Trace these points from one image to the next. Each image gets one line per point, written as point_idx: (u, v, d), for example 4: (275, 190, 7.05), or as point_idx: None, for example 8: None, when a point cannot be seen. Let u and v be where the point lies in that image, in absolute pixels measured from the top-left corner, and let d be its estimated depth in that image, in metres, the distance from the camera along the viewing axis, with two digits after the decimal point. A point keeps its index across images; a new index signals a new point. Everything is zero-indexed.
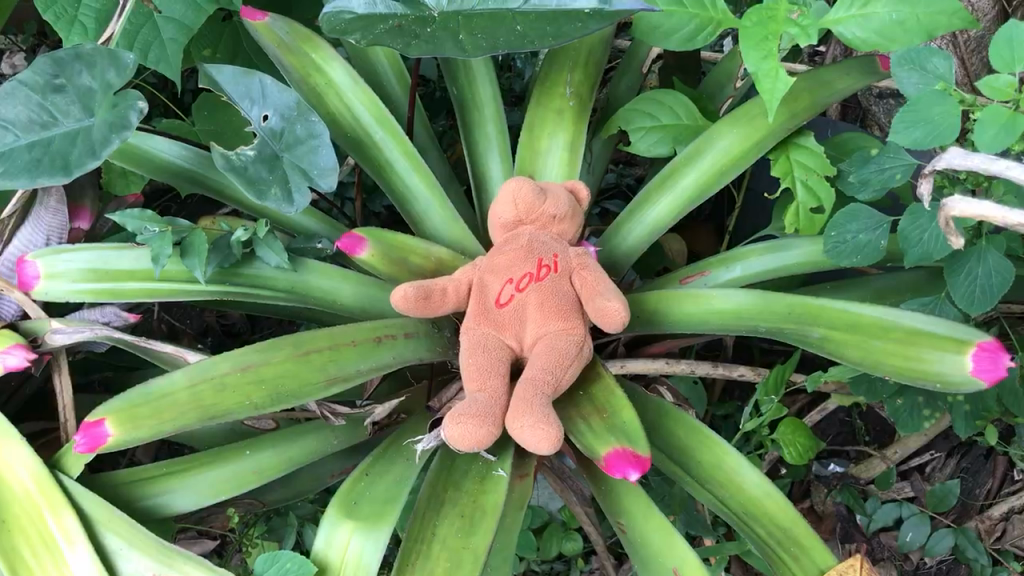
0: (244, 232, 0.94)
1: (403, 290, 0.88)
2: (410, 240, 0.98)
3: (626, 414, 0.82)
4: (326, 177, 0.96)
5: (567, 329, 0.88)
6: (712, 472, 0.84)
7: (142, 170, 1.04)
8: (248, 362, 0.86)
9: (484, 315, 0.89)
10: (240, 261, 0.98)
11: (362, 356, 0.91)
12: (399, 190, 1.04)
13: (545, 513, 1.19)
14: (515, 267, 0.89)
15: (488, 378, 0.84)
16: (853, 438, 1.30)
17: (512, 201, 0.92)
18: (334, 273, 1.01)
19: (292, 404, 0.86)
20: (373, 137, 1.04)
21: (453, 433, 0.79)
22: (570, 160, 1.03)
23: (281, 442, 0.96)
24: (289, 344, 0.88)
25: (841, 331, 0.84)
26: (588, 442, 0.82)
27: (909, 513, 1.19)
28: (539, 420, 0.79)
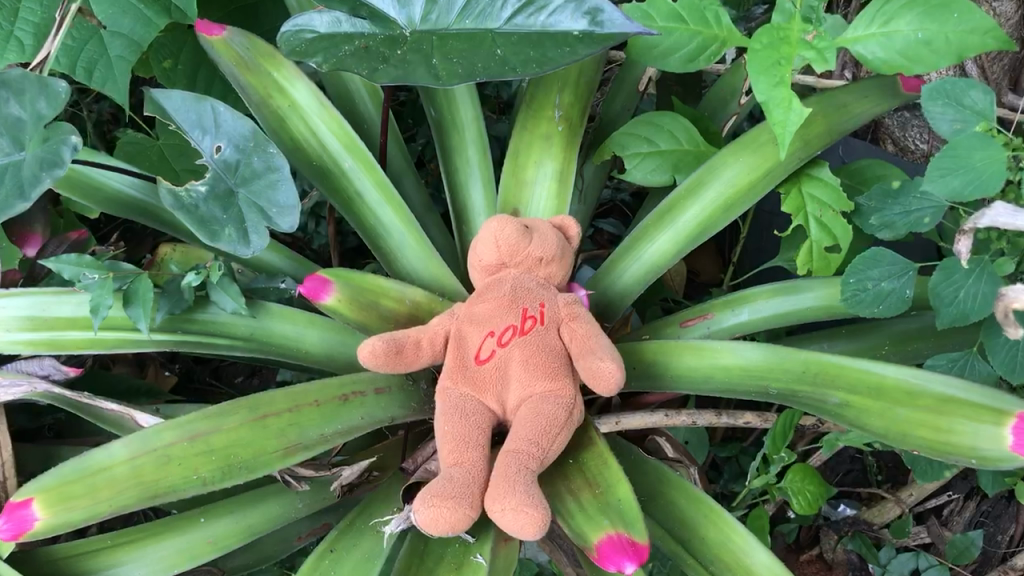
0: (195, 276, 0.85)
1: (371, 345, 0.79)
2: (381, 281, 0.88)
3: (620, 490, 0.73)
4: (286, 216, 0.86)
5: (555, 390, 0.79)
6: (716, 551, 0.76)
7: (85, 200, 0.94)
8: (196, 431, 0.77)
9: (461, 373, 0.80)
10: (193, 306, 0.89)
11: (327, 419, 0.82)
12: (370, 223, 0.95)
13: (534, 566, 1.10)
14: (496, 319, 0.80)
15: (464, 449, 0.75)
16: (864, 478, 1.21)
17: (493, 243, 0.82)
18: (297, 318, 0.91)
19: (245, 477, 0.77)
20: (342, 165, 0.94)
21: (425, 517, 0.69)
22: (559, 191, 0.93)
23: (240, 508, 0.87)
24: (243, 407, 0.79)
25: (862, 395, 0.76)
26: (577, 523, 0.73)
27: (927, 565, 1.09)
28: (521, 502, 0.69)
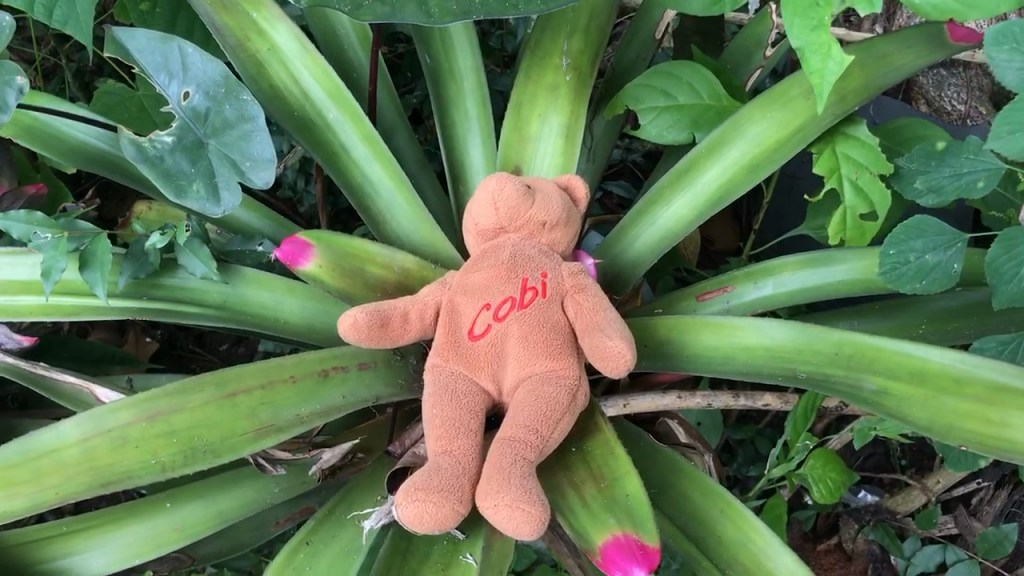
0: (160, 237, 0.77)
1: (352, 317, 0.70)
2: (367, 246, 0.80)
3: (629, 484, 0.65)
4: (259, 170, 0.78)
5: (557, 371, 0.70)
6: (734, 553, 0.68)
7: (51, 155, 0.85)
8: (155, 409, 0.69)
9: (453, 350, 0.72)
10: (160, 269, 0.81)
11: (304, 398, 0.74)
12: (356, 180, 0.86)
13: (533, 553, 1.03)
14: (493, 290, 0.72)
15: (454, 436, 0.66)
16: (887, 463, 1.14)
17: (490, 204, 0.73)
18: (274, 284, 0.83)
19: (210, 462, 0.69)
20: (326, 117, 0.85)
21: (407, 512, 0.61)
22: (567, 148, 0.85)
23: (210, 492, 0.80)
24: (210, 383, 0.71)
25: (903, 381, 0.68)
26: (578, 521, 0.65)
27: (955, 559, 1.01)
28: (517, 498, 0.61)
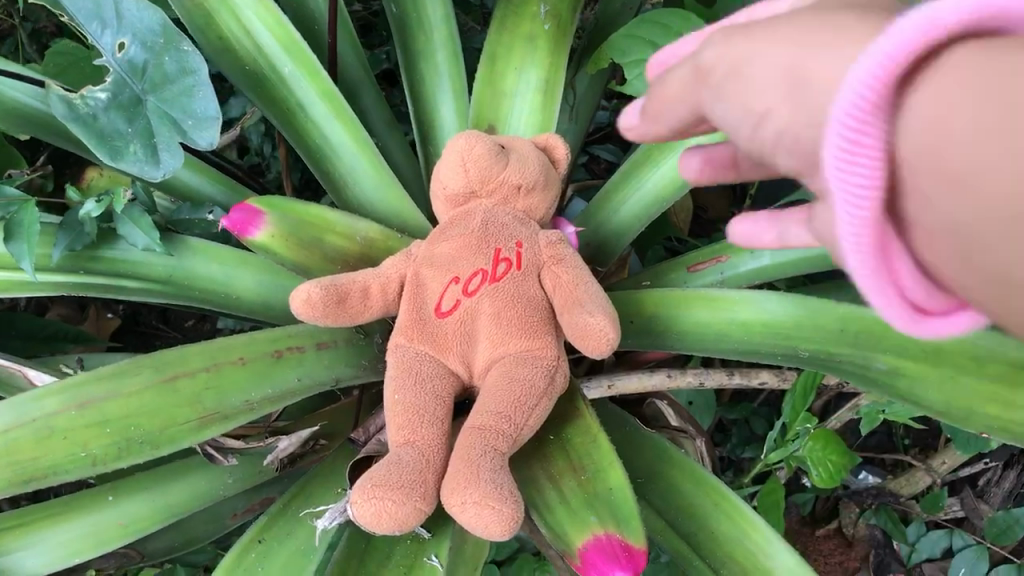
0: (95, 206, 0.70)
1: (306, 293, 0.63)
2: (325, 213, 0.73)
3: (612, 476, 0.59)
4: (204, 129, 0.71)
5: (533, 351, 0.64)
6: (729, 551, 0.62)
7: None
8: (86, 397, 0.62)
9: (419, 328, 0.65)
10: (98, 240, 0.74)
11: (255, 381, 0.67)
12: (315, 141, 0.78)
13: (513, 542, 0.96)
14: (463, 262, 0.65)
15: (418, 425, 0.60)
16: (890, 443, 1.08)
17: (459, 166, 0.66)
18: (225, 256, 0.76)
19: (148, 455, 0.62)
20: (281, 72, 0.77)
21: (364, 512, 0.54)
22: (546, 105, 0.77)
23: (161, 483, 0.72)
24: (147, 366, 0.64)
25: (916, 361, 0.62)
26: (555, 518, 0.59)
27: (962, 544, 0.96)
28: (486, 496, 0.54)
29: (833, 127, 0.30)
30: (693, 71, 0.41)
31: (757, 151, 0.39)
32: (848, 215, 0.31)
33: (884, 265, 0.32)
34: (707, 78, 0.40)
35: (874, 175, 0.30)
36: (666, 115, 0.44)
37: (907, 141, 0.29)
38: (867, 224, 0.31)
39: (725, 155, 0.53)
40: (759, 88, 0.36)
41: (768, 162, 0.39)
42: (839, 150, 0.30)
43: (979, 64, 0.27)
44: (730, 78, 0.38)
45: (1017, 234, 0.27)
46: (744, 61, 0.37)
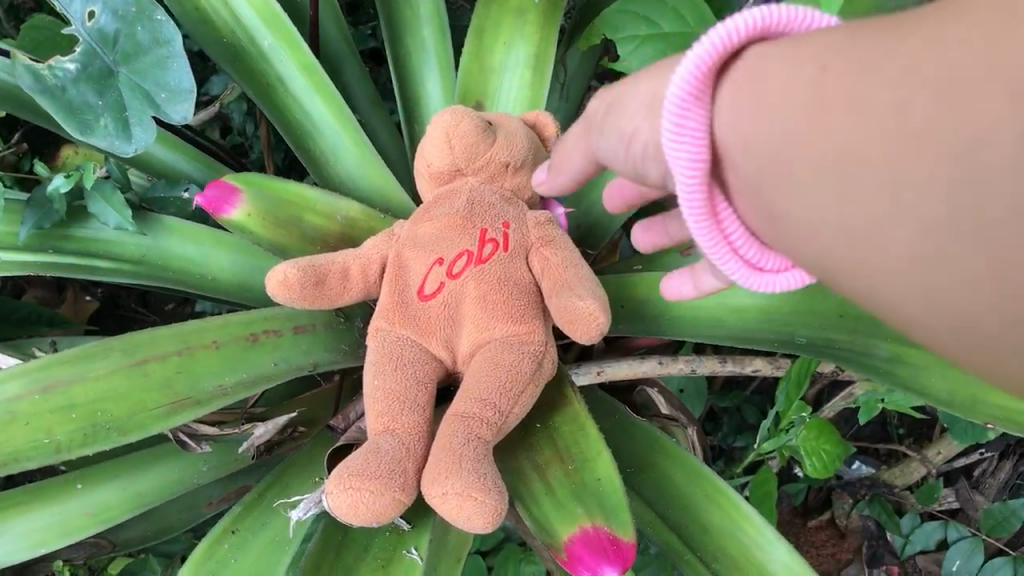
0: (63, 179, 0.68)
1: (282, 274, 0.61)
2: (304, 191, 0.70)
3: (600, 466, 0.57)
4: (177, 103, 0.67)
5: (520, 335, 0.61)
6: (721, 545, 0.60)
7: None
8: (51, 380, 0.59)
9: (400, 312, 0.62)
10: (68, 219, 0.71)
11: (228, 365, 0.64)
12: (295, 117, 0.75)
13: (499, 532, 0.94)
14: (446, 242, 0.62)
15: (398, 412, 0.57)
16: (884, 432, 1.06)
17: (443, 143, 0.63)
18: (200, 235, 0.73)
19: (115, 442, 0.59)
20: (260, 45, 0.74)
21: (340, 502, 0.52)
22: (535, 81, 0.75)
23: (131, 470, 0.69)
24: (115, 349, 0.61)
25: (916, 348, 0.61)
26: (541, 510, 0.56)
27: (957, 536, 0.94)
28: (469, 486, 0.51)
29: (664, 114, 0.37)
30: (585, 122, 0.47)
31: (631, 168, 0.44)
32: (682, 188, 0.38)
33: (716, 229, 0.40)
34: (593, 122, 0.46)
35: (700, 151, 0.37)
36: (568, 163, 0.51)
37: (720, 125, 0.36)
38: (697, 193, 0.38)
39: (659, 223, 0.57)
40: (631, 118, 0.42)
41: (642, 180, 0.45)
42: (670, 132, 0.37)
43: (763, 61, 0.35)
44: (607, 116, 0.44)
45: (788, 185, 0.34)
46: (615, 103, 0.44)
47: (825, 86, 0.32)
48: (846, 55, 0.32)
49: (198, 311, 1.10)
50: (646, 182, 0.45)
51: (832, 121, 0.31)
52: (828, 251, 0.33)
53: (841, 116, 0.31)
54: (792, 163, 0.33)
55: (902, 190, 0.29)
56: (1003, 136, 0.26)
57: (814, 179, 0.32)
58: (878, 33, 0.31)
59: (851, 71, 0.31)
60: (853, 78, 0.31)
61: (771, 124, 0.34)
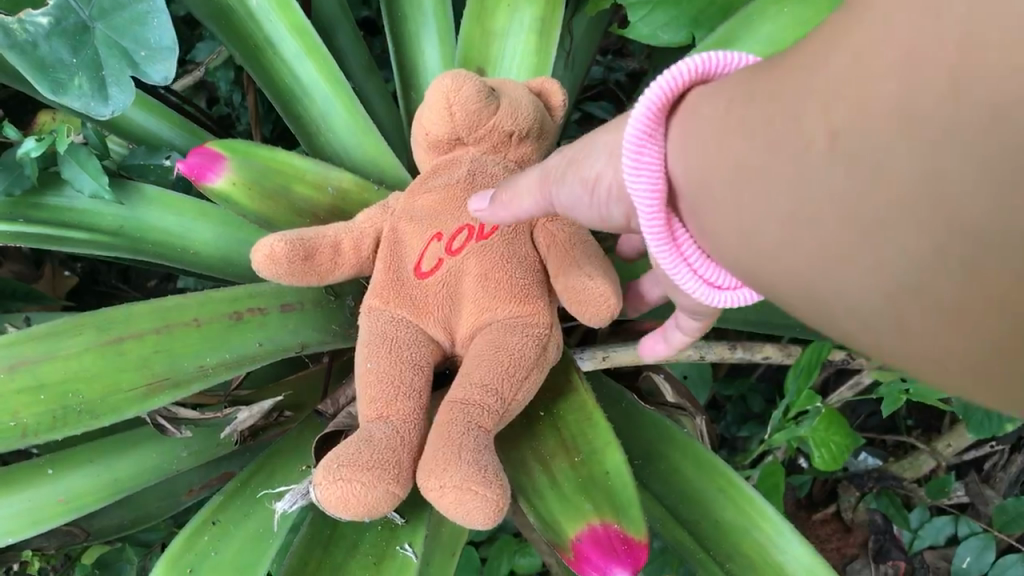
0: (34, 143, 0.63)
1: (269, 246, 0.57)
2: (294, 160, 0.66)
3: (609, 458, 0.53)
4: (157, 63, 0.62)
5: (524, 318, 0.57)
6: (735, 543, 0.56)
7: None
8: (19, 358, 0.55)
9: (396, 290, 0.58)
10: (40, 186, 0.67)
11: (211, 345, 0.60)
12: (284, 82, 0.70)
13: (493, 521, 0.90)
14: (445, 217, 0.58)
15: (393, 398, 0.53)
16: (891, 422, 1.03)
17: (443, 109, 0.57)
18: (183, 206, 0.68)
19: (87, 426, 0.55)
20: (247, 3, 0.69)
21: (330, 495, 0.48)
22: (541, 47, 0.70)
23: (105, 456, 0.65)
24: (89, 326, 0.57)
25: None
26: (545, 505, 0.52)
27: (967, 532, 0.90)
28: (469, 479, 0.47)
29: (625, 147, 0.40)
30: (542, 173, 0.50)
31: (597, 214, 0.47)
32: (641, 217, 0.41)
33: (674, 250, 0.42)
34: (551, 175, 0.49)
35: (656, 181, 0.40)
36: (513, 206, 0.52)
37: (671, 156, 0.39)
38: (655, 218, 0.41)
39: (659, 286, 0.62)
40: (596, 158, 0.45)
41: (604, 224, 0.48)
42: (630, 166, 0.40)
43: (700, 96, 0.38)
44: (570, 166, 0.47)
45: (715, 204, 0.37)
46: (580, 153, 0.47)
47: (733, 111, 0.35)
48: (746, 85, 0.35)
49: (181, 289, 1.06)
50: (612, 226, 0.48)
51: (736, 144, 0.34)
52: (739, 257, 0.37)
53: (729, 138, 0.35)
54: (711, 181, 0.36)
55: (780, 201, 0.33)
56: (821, 142, 0.30)
57: (725, 195, 0.36)
58: (767, 66, 0.34)
59: (745, 96, 0.34)
60: (751, 104, 0.34)
61: (698, 149, 0.37)
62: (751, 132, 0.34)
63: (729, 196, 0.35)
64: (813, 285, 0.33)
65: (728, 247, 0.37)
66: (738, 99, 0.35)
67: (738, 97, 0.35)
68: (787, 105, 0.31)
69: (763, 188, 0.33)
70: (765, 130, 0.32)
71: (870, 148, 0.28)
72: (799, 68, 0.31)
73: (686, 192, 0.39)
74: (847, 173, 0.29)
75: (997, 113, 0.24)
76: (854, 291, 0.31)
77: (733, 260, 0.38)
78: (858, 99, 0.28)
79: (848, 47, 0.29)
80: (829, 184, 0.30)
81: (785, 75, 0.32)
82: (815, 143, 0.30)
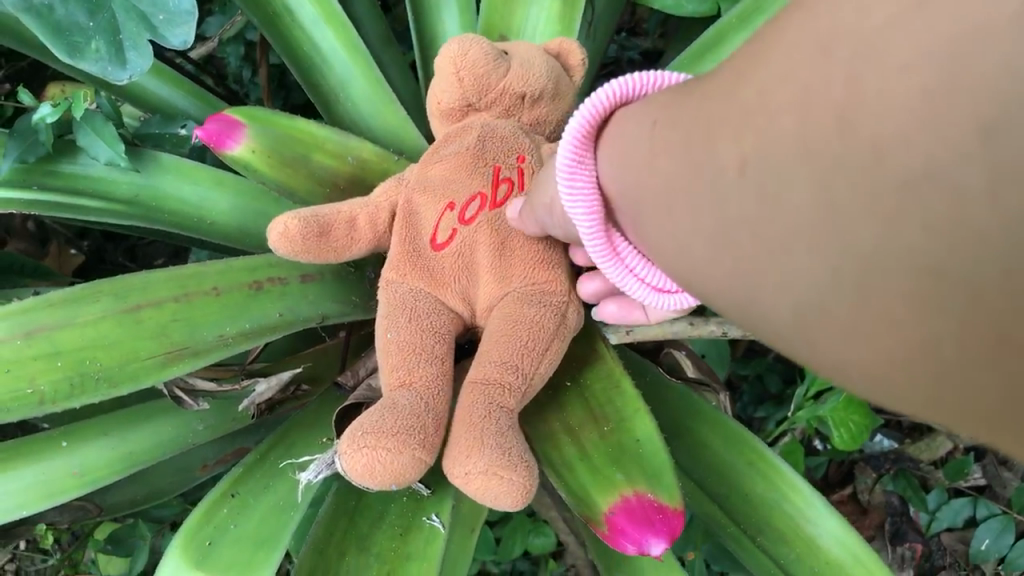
0: (50, 109, 0.62)
1: (283, 225, 0.55)
2: (316, 128, 0.65)
3: (639, 426, 0.52)
4: (178, 27, 0.58)
5: (541, 286, 0.56)
6: (765, 515, 0.55)
7: None
8: (36, 324, 0.53)
9: (412, 261, 0.57)
10: (55, 153, 0.65)
11: (230, 314, 0.59)
12: (303, 50, 0.69)
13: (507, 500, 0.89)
14: (455, 185, 0.57)
15: (416, 365, 0.52)
16: None
17: (451, 75, 0.56)
18: (198, 175, 0.67)
19: (105, 394, 0.54)
20: None
21: (356, 463, 0.47)
22: (564, 16, 0.69)
23: (120, 428, 0.64)
24: (106, 293, 0.56)
25: None
26: (575, 478, 0.51)
27: (986, 514, 0.90)
28: (495, 463, 0.46)
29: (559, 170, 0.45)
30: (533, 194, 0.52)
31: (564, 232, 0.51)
32: (583, 231, 0.46)
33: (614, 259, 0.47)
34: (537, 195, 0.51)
35: (591, 199, 0.45)
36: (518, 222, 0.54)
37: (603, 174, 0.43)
38: (594, 230, 0.45)
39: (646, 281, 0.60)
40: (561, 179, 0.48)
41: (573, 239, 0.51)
42: (565, 189, 0.45)
43: (621, 120, 0.42)
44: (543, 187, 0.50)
45: (635, 219, 0.41)
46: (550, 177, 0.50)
47: (656, 133, 0.37)
48: (667, 107, 0.37)
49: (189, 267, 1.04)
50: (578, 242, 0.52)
51: (660, 163, 0.37)
52: (671, 269, 0.38)
53: (654, 157, 0.37)
54: (644, 196, 0.39)
55: (697, 217, 0.34)
56: (735, 164, 0.32)
57: (655, 210, 0.38)
58: (686, 92, 0.36)
59: (666, 118, 0.37)
60: (671, 126, 0.36)
61: (624, 168, 0.40)
62: (674, 154, 0.35)
63: (655, 211, 0.38)
64: (733, 298, 0.34)
65: (663, 261, 0.39)
66: (664, 122, 0.37)
67: (666, 121, 0.37)
68: (701, 131, 0.34)
69: (684, 210, 0.35)
70: (683, 151, 0.35)
71: (774, 168, 0.30)
72: (718, 94, 0.33)
73: (623, 206, 0.42)
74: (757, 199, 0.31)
75: (879, 147, 0.26)
76: (767, 309, 0.32)
77: (669, 271, 0.39)
78: (765, 128, 0.30)
79: (758, 78, 0.31)
80: (741, 207, 0.32)
81: (705, 101, 0.34)
82: (729, 168, 0.32)
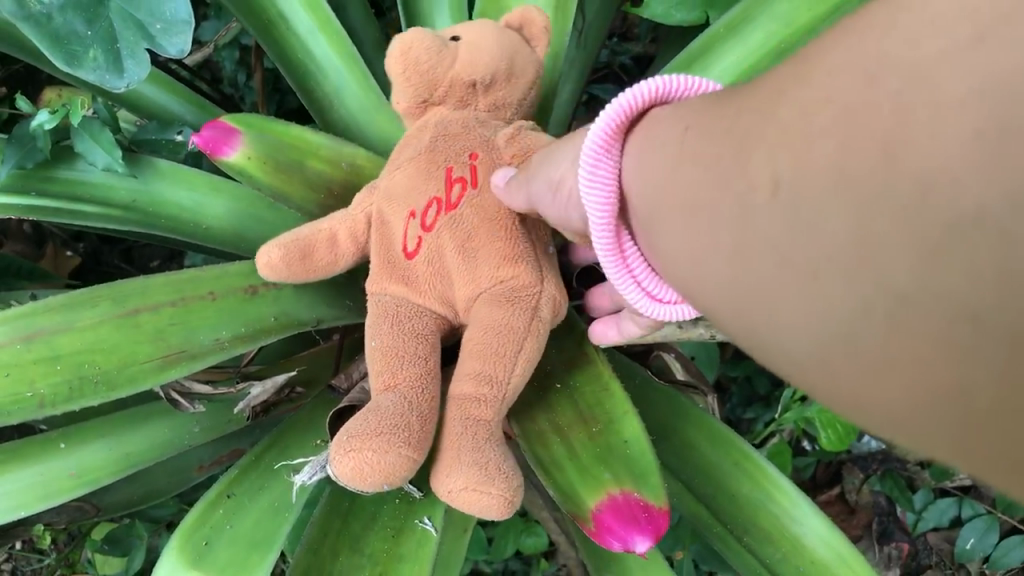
0: (47, 115, 0.63)
1: (265, 255, 0.58)
2: (308, 135, 0.66)
3: (626, 429, 0.53)
4: (174, 35, 0.59)
5: (508, 282, 0.55)
6: (750, 515, 0.57)
7: None
8: (36, 329, 0.55)
9: (391, 271, 0.57)
10: (54, 159, 0.66)
11: (226, 319, 0.60)
12: (298, 57, 0.70)
13: None
14: (416, 194, 0.56)
15: (400, 370, 0.53)
16: None
17: (400, 76, 0.55)
18: (194, 180, 0.68)
19: (103, 398, 0.55)
20: None
21: (342, 468, 0.48)
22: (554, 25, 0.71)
23: (118, 431, 0.65)
24: (103, 299, 0.57)
25: None
26: (564, 478, 0.52)
27: (971, 514, 0.92)
28: (474, 479, 0.49)
29: (584, 157, 0.44)
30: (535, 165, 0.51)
31: (561, 214, 0.50)
32: (593, 221, 0.45)
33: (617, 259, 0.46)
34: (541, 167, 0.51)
35: (609, 193, 0.44)
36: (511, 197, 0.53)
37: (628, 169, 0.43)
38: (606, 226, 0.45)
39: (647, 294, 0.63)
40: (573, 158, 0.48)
41: (563, 225, 0.51)
42: (586, 174, 0.44)
43: (657, 123, 0.42)
44: (547, 164, 0.50)
45: (650, 227, 0.41)
46: (557, 156, 0.49)
47: (688, 138, 0.37)
48: (700, 115, 0.37)
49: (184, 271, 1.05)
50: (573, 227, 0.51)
51: (684, 175, 0.37)
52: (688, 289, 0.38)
53: (682, 164, 0.37)
54: (662, 210, 0.39)
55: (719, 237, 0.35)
56: (767, 188, 0.31)
57: (674, 225, 0.38)
58: (726, 104, 0.36)
59: (704, 127, 0.36)
60: (701, 136, 0.36)
61: (651, 173, 0.40)
62: (709, 166, 0.35)
63: (669, 226, 0.38)
64: (748, 321, 0.34)
65: (674, 274, 0.39)
66: (698, 130, 0.37)
67: (699, 131, 0.37)
68: (735, 141, 0.34)
69: (707, 224, 0.35)
70: (715, 164, 0.35)
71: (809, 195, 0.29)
72: (758, 108, 0.33)
73: (639, 208, 0.42)
74: (786, 220, 0.30)
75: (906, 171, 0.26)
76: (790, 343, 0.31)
77: (678, 285, 0.39)
78: (802, 152, 0.30)
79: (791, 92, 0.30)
80: (769, 226, 0.31)
81: (743, 113, 0.34)
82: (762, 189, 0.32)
